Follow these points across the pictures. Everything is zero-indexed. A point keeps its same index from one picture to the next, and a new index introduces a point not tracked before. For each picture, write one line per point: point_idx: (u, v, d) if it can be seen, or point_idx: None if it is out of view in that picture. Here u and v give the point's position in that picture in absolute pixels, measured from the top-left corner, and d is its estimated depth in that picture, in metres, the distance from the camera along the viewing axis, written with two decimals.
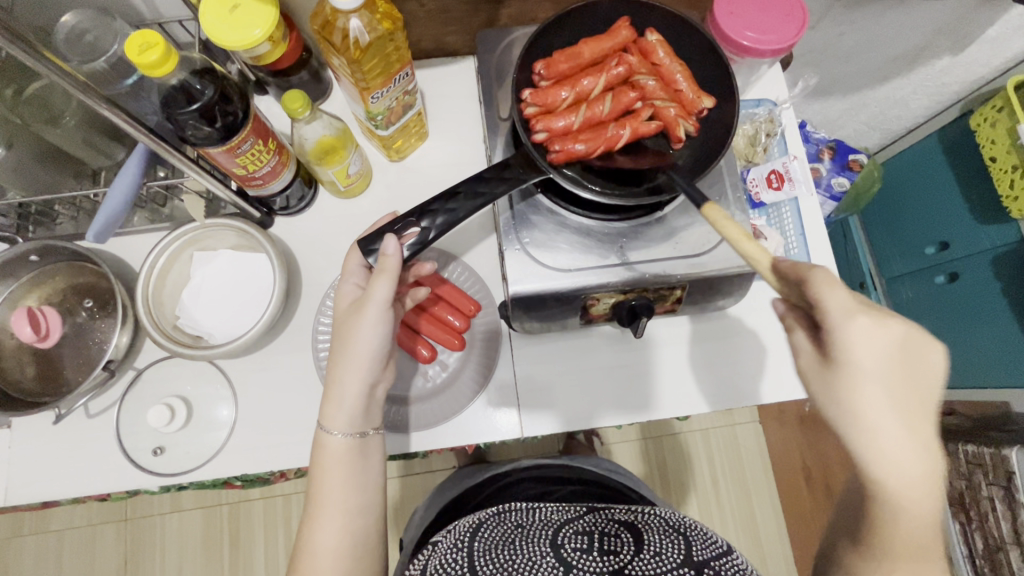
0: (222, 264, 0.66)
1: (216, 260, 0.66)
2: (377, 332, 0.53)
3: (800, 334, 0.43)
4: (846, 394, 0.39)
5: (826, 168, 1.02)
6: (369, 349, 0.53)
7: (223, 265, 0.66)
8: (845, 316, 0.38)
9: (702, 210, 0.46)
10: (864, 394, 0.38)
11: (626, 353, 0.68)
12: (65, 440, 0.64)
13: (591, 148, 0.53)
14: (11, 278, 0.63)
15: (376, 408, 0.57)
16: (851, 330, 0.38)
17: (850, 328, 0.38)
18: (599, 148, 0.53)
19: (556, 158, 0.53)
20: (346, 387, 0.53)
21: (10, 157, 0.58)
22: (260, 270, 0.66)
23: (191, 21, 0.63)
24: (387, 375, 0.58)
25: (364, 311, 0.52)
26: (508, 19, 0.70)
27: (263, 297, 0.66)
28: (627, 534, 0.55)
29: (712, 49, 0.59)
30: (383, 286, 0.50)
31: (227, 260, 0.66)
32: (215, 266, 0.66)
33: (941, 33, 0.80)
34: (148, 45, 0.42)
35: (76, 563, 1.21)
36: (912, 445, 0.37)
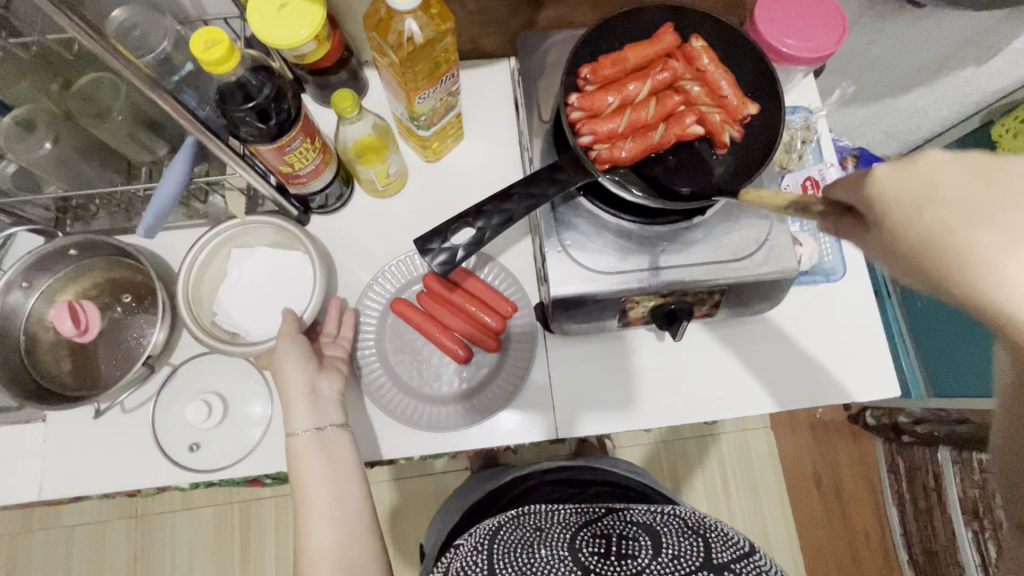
0: (260, 260, 0.66)
1: (254, 256, 0.66)
2: (294, 352, 0.59)
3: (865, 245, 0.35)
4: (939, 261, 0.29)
5: (849, 176, 1.03)
6: (293, 367, 0.58)
7: (261, 262, 0.66)
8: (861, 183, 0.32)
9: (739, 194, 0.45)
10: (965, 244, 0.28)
11: (660, 356, 0.69)
12: (101, 435, 0.64)
13: (635, 151, 0.54)
14: (49, 272, 0.63)
15: (330, 404, 0.59)
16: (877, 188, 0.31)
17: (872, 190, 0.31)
18: (641, 149, 0.54)
19: (601, 161, 0.54)
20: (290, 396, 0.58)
21: (55, 151, 0.59)
22: (299, 268, 0.66)
23: (236, 20, 0.65)
24: (331, 375, 0.60)
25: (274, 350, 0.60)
26: (547, 22, 0.71)
27: (302, 296, 0.66)
28: (645, 537, 0.54)
29: (755, 57, 0.59)
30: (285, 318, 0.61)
31: (265, 257, 0.66)
32: (253, 262, 0.66)
33: (967, 43, 0.81)
34: (213, 42, 0.43)
35: (87, 559, 1.21)
36: None
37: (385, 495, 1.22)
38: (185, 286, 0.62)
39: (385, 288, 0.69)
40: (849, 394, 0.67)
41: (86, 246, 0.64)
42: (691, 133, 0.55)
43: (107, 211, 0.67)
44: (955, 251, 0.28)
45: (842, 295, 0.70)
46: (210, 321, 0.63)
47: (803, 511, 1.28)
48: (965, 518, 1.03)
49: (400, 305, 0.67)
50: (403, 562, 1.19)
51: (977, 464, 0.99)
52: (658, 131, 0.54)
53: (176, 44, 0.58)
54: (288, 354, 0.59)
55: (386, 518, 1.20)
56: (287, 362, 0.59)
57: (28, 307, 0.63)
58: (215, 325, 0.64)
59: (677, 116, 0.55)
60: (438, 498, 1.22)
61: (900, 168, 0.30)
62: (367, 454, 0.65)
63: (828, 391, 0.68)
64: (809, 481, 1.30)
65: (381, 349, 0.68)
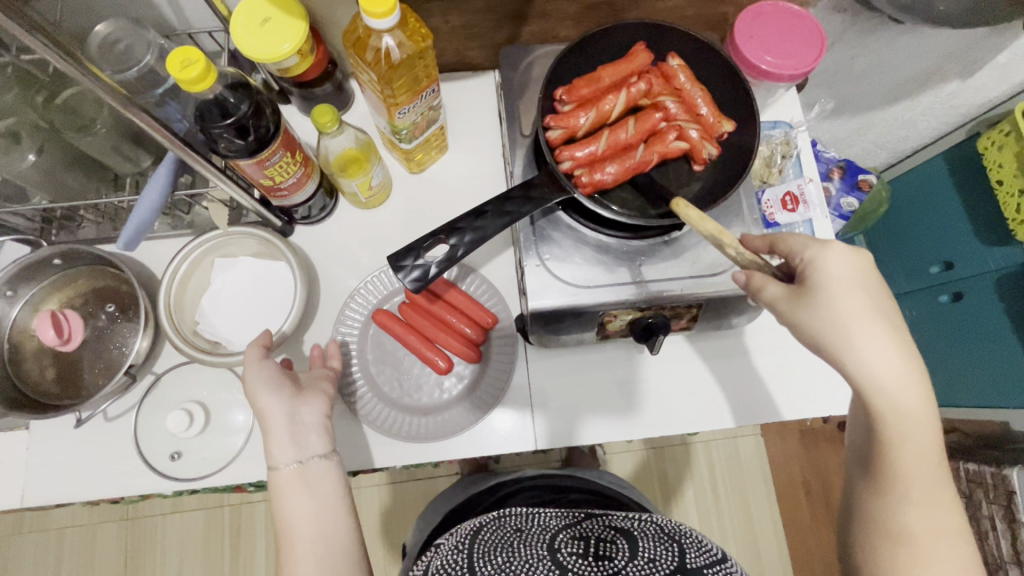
0: (243, 270, 0.67)
1: (237, 266, 0.67)
2: (265, 381, 0.57)
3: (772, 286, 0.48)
4: (833, 306, 0.45)
5: (835, 187, 1.04)
6: (272, 393, 0.56)
7: (244, 271, 0.67)
8: (823, 244, 0.47)
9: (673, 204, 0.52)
10: (847, 303, 0.45)
11: (640, 367, 0.69)
12: (83, 443, 0.64)
13: (618, 173, 0.54)
14: (33, 281, 0.64)
15: (313, 433, 0.57)
16: (828, 253, 0.46)
17: (827, 252, 0.47)
18: (625, 171, 0.54)
19: (584, 187, 0.54)
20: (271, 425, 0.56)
21: (41, 162, 0.60)
22: (281, 278, 0.67)
23: (220, 33, 0.65)
24: (312, 402, 0.58)
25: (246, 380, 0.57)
26: (530, 36, 0.72)
27: (284, 306, 0.66)
28: (623, 541, 0.55)
29: (733, 76, 0.60)
30: (251, 348, 0.59)
31: (248, 267, 0.67)
32: (236, 271, 0.67)
33: (951, 59, 0.81)
34: (190, 61, 0.44)
35: (76, 562, 1.21)
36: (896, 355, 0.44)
37: (374, 500, 1.22)
38: (167, 294, 0.63)
39: (368, 298, 0.70)
40: (826, 407, 0.68)
41: (70, 255, 0.64)
42: (673, 150, 0.55)
43: (92, 221, 0.68)
44: (842, 314, 0.45)
45: None
46: (192, 330, 0.64)
47: (792, 520, 1.27)
48: None
49: (382, 316, 0.67)
50: (390, 567, 1.20)
51: (964, 473, 1.01)
52: (639, 150, 0.55)
53: (160, 58, 0.58)
54: (263, 382, 0.57)
55: (374, 523, 1.21)
56: (262, 393, 0.56)
57: (12, 317, 0.63)
58: (196, 334, 0.64)
59: (658, 134, 0.55)
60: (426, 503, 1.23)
61: (850, 252, 0.46)
62: (348, 464, 0.66)
63: (804, 403, 0.68)
64: (799, 492, 1.28)
65: (364, 359, 0.69)
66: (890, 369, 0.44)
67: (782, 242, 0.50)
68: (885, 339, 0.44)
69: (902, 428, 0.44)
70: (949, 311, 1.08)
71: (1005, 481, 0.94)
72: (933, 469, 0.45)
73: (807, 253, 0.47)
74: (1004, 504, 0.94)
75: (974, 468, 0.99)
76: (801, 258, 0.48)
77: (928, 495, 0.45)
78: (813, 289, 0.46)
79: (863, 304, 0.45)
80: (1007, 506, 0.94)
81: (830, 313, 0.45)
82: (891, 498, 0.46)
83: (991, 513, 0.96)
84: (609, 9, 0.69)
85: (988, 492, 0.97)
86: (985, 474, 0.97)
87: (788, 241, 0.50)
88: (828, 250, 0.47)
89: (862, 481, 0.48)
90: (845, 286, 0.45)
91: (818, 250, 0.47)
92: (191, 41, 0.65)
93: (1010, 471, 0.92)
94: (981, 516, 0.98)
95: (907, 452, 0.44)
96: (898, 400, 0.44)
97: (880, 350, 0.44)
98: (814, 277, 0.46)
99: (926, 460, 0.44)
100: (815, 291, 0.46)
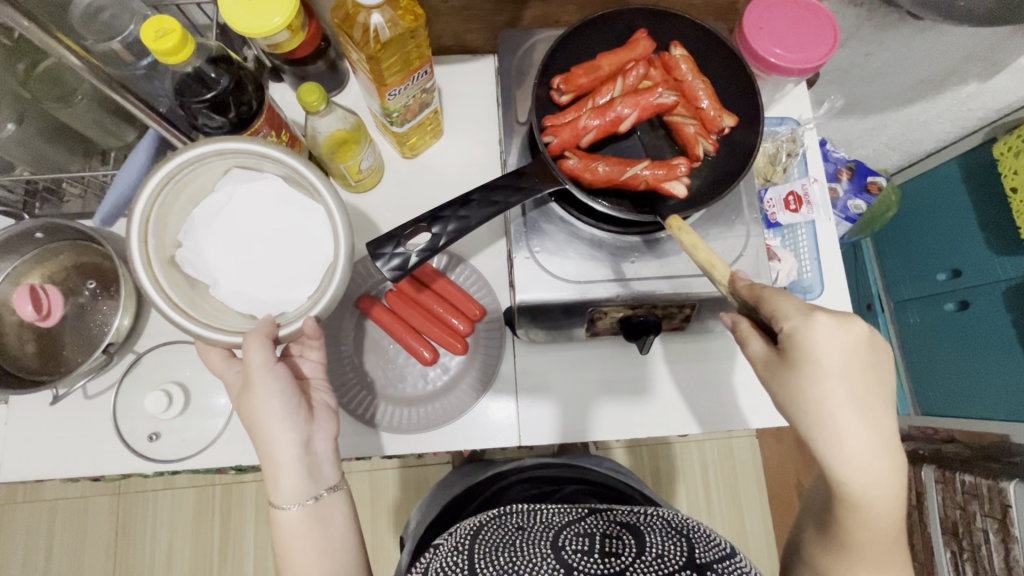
0: (266, 194, 0.53)
1: (261, 189, 0.53)
2: (280, 398, 0.49)
3: (756, 343, 0.47)
4: (810, 385, 0.43)
5: (843, 189, 1.01)
6: (273, 428, 0.49)
7: (266, 195, 0.53)
8: (806, 316, 0.43)
9: (669, 221, 0.51)
10: (827, 385, 0.43)
11: (630, 366, 0.68)
12: (63, 420, 0.64)
13: (608, 173, 0.51)
14: (15, 255, 0.63)
15: (325, 464, 0.52)
16: (815, 330, 0.42)
17: (812, 327, 0.43)
18: (614, 173, 0.51)
19: (568, 170, 0.52)
20: (270, 455, 0.49)
21: (19, 132, 0.59)
22: (307, 225, 0.54)
23: (210, 5, 0.63)
24: (323, 425, 0.53)
25: (253, 387, 0.49)
26: (532, 21, 0.69)
27: (302, 271, 0.53)
28: (629, 536, 0.51)
29: (740, 68, 0.57)
30: (255, 352, 0.48)
31: (273, 192, 0.54)
32: (256, 194, 0.53)
33: (972, 58, 0.78)
34: (165, 31, 0.45)
35: (66, 535, 1.22)
36: (867, 442, 0.43)
37: (366, 485, 1.22)
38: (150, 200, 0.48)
39: (354, 285, 0.69)
40: None
41: (51, 229, 0.63)
42: (668, 187, 0.51)
43: (76, 195, 0.68)
44: (815, 398, 0.43)
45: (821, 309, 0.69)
46: (169, 254, 0.50)
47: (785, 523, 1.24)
48: (943, 538, 1.04)
49: (368, 303, 0.66)
50: (379, 555, 1.19)
51: (960, 485, 1.00)
52: (636, 164, 0.51)
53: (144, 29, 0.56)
54: (270, 412, 0.49)
55: (364, 509, 1.21)
56: (269, 425, 0.49)
57: None
58: (171, 261, 0.50)
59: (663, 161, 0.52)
60: (418, 492, 1.22)
61: (836, 326, 0.43)
62: None
63: None
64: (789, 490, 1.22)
65: (351, 345, 0.68)
66: (856, 459, 0.43)
67: (765, 302, 0.45)
68: (855, 426, 0.43)
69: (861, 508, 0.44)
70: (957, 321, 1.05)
71: (1001, 495, 0.92)
72: (884, 538, 0.45)
73: (788, 326, 0.43)
74: (999, 519, 0.93)
75: (971, 480, 0.98)
76: (780, 329, 0.44)
77: (876, 558, 0.46)
78: (790, 363, 0.44)
79: (838, 388, 0.43)
80: (1002, 521, 0.92)
81: (802, 393, 0.43)
82: (850, 548, 0.46)
83: (985, 527, 0.95)
84: None
85: (983, 506, 0.95)
86: (981, 487, 0.95)
87: (772, 301, 0.45)
88: (812, 327, 0.43)
89: (823, 530, 0.49)
90: (826, 369, 0.43)
91: (802, 322, 0.43)
92: (180, 13, 0.64)
93: (1006, 486, 0.91)
94: (975, 528, 0.97)
95: (863, 529, 0.45)
96: (862, 486, 0.43)
97: (848, 436, 0.43)
98: (793, 354, 0.43)
99: (878, 537, 0.45)
100: (793, 364, 0.43)
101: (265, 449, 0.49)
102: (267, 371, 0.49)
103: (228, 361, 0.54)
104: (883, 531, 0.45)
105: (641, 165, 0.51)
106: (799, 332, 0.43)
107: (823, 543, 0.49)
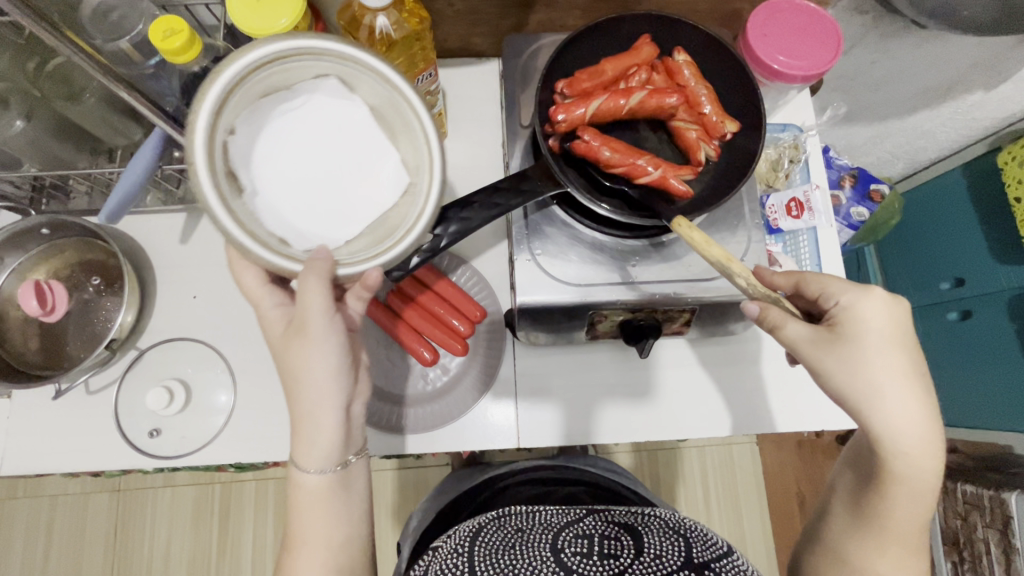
0: (351, 118, 0.45)
1: (348, 109, 0.45)
2: (333, 354, 0.48)
3: (792, 327, 0.46)
4: (860, 359, 0.44)
5: (845, 197, 1.01)
6: (320, 379, 0.47)
7: (351, 119, 0.45)
8: (860, 293, 0.45)
9: (674, 222, 0.50)
10: (876, 361, 0.43)
11: (630, 370, 0.68)
12: (64, 415, 0.64)
13: (613, 161, 0.51)
14: (21, 251, 0.64)
15: (356, 429, 0.52)
16: (867, 307, 0.44)
17: (864, 302, 0.45)
18: (623, 161, 0.51)
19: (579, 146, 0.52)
20: (313, 413, 0.48)
21: (29, 129, 0.59)
22: (382, 168, 0.45)
23: (218, 6, 0.63)
24: (361, 389, 0.53)
25: (308, 329, 0.46)
26: (537, 25, 0.70)
27: (361, 217, 0.44)
28: (627, 537, 0.51)
29: (744, 75, 0.58)
30: (316, 297, 0.44)
31: (361, 118, 0.45)
32: (340, 113, 0.45)
33: (976, 68, 0.78)
34: (172, 31, 0.46)
35: (66, 531, 1.22)
36: (920, 417, 0.43)
37: None
38: (225, 83, 0.40)
39: None
40: (820, 422, 0.67)
41: (58, 225, 0.65)
42: (673, 184, 0.51)
43: (82, 191, 0.68)
44: (871, 374, 0.43)
45: None
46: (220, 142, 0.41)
47: (783, 531, 1.25)
48: (944, 547, 1.05)
49: (374, 308, 0.65)
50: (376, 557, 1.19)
51: (961, 495, 1.00)
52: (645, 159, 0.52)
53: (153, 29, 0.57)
54: (322, 365, 0.47)
55: None
56: (320, 378, 0.47)
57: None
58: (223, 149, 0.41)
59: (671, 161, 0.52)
60: (418, 495, 1.22)
61: (887, 305, 0.45)
62: None
63: (800, 414, 0.67)
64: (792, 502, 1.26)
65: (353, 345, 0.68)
66: (911, 435, 0.43)
67: (812, 282, 0.47)
68: (909, 402, 0.43)
69: (908, 485, 0.44)
70: (959, 330, 1.05)
71: (1003, 505, 0.92)
72: (915, 530, 0.46)
73: (844, 300, 0.45)
74: (1000, 529, 0.93)
75: (973, 490, 0.98)
76: (835, 303, 0.46)
77: (905, 548, 0.46)
78: (840, 338, 0.44)
79: (894, 363, 0.44)
80: (1003, 531, 0.93)
81: (854, 368, 0.44)
82: (870, 540, 0.47)
83: (986, 537, 0.95)
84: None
85: (984, 516, 0.95)
86: (982, 497, 0.95)
87: (819, 282, 0.47)
88: (864, 302, 0.45)
89: (842, 520, 0.50)
90: (876, 343, 0.44)
91: (855, 297, 0.45)
92: (189, 14, 0.64)
93: (1008, 496, 0.91)
94: (976, 539, 0.97)
95: (899, 510, 0.45)
96: (913, 461, 0.43)
97: (899, 411, 0.43)
98: (847, 328, 0.44)
99: (916, 520, 0.45)
100: (842, 340, 0.44)
101: (311, 405, 0.48)
102: (322, 318, 0.46)
103: (261, 287, 0.51)
104: (921, 514, 0.45)
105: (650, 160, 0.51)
106: (852, 307, 0.45)
107: (850, 529, 0.49)
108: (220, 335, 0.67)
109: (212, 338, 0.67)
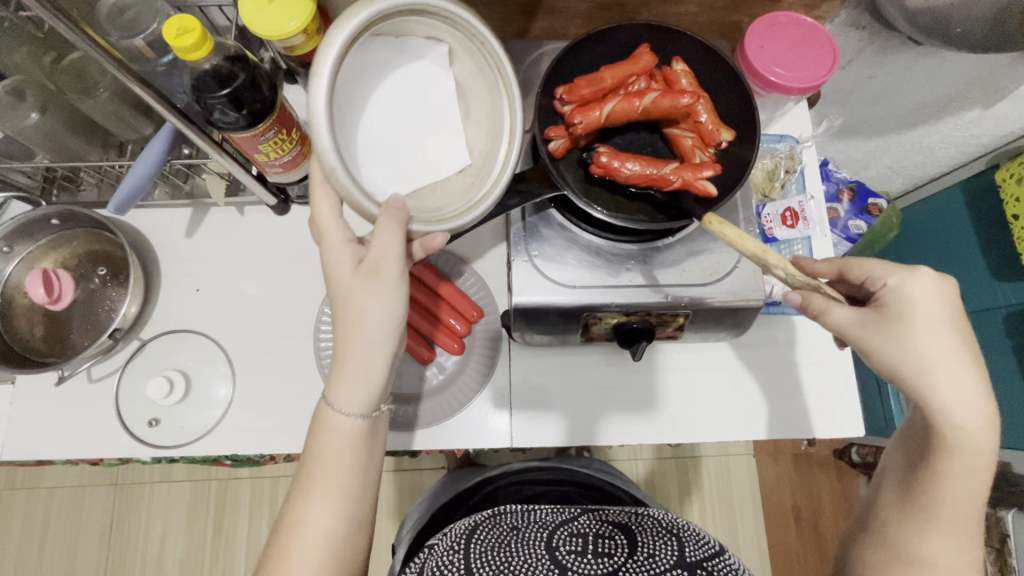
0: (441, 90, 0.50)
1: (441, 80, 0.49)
2: (396, 303, 0.48)
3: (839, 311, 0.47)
4: (910, 339, 0.44)
5: (844, 209, 1.02)
6: (381, 327, 0.48)
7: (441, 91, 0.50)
8: (911, 271, 0.45)
9: (704, 219, 0.51)
10: (925, 339, 0.44)
11: (624, 374, 0.69)
12: (66, 403, 0.65)
13: (634, 174, 0.53)
14: (30, 240, 0.65)
15: (392, 383, 0.52)
16: (918, 286, 0.45)
17: (914, 282, 0.45)
18: (646, 173, 0.53)
19: (595, 170, 0.54)
20: (366, 354, 0.48)
21: (44, 121, 0.61)
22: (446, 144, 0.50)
23: (230, 8, 0.66)
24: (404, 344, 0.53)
25: (381, 273, 0.47)
26: (540, 32, 0.72)
27: (417, 177, 0.49)
28: (621, 536, 0.51)
29: (739, 86, 0.59)
30: (395, 244, 0.45)
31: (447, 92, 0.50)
32: (433, 80, 0.49)
33: (973, 85, 0.79)
34: (185, 30, 0.48)
35: (63, 522, 1.23)
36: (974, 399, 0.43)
37: None
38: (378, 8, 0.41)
39: None
40: (811, 430, 0.67)
41: (67, 216, 0.66)
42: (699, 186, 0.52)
43: (92, 184, 0.70)
44: (934, 349, 0.44)
45: (816, 324, 0.70)
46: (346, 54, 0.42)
47: (779, 547, 1.24)
48: None
49: None
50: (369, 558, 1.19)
51: None
52: (668, 167, 0.53)
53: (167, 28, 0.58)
54: (384, 310, 0.47)
55: None
56: (381, 323, 0.47)
57: (6, 273, 0.65)
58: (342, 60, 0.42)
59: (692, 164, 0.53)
60: (412, 498, 1.22)
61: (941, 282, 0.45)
62: None
63: (793, 422, 0.67)
64: (788, 516, 1.26)
65: None
66: (963, 407, 0.44)
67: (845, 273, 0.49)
68: (963, 381, 0.44)
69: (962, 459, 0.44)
70: None
71: (999, 523, 0.91)
72: (970, 510, 0.45)
73: (892, 281, 0.46)
74: (996, 547, 0.92)
75: None
76: (883, 285, 0.47)
77: (960, 529, 0.45)
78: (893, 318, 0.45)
79: (947, 341, 0.44)
80: (999, 549, 0.92)
81: (906, 346, 0.44)
82: (920, 524, 0.46)
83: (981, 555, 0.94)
84: (620, 9, 0.69)
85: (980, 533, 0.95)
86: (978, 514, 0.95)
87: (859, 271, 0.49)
88: (913, 281, 0.45)
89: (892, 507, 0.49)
90: (929, 320, 0.44)
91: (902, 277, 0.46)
92: (201, 14, 0.66)
93: (1005, 514, 0.91)
94: None
95: (954, 485, 0.45)
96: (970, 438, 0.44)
97: (956, 387, 0.43)
98: (895, 307, 0.45)
99: (970, 499, 0.45)
100: (893, 320, 0.45)
101: (364, 346, 0.47)
102: (398, 265, 0.47)
103: (335, 218, 0.48)
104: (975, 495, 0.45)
105: (672, 167, 0.53)
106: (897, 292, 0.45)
107: (895, 507, 0.49)
108: (221, 328, 0.68)
109: (213, 331, 0.68)
